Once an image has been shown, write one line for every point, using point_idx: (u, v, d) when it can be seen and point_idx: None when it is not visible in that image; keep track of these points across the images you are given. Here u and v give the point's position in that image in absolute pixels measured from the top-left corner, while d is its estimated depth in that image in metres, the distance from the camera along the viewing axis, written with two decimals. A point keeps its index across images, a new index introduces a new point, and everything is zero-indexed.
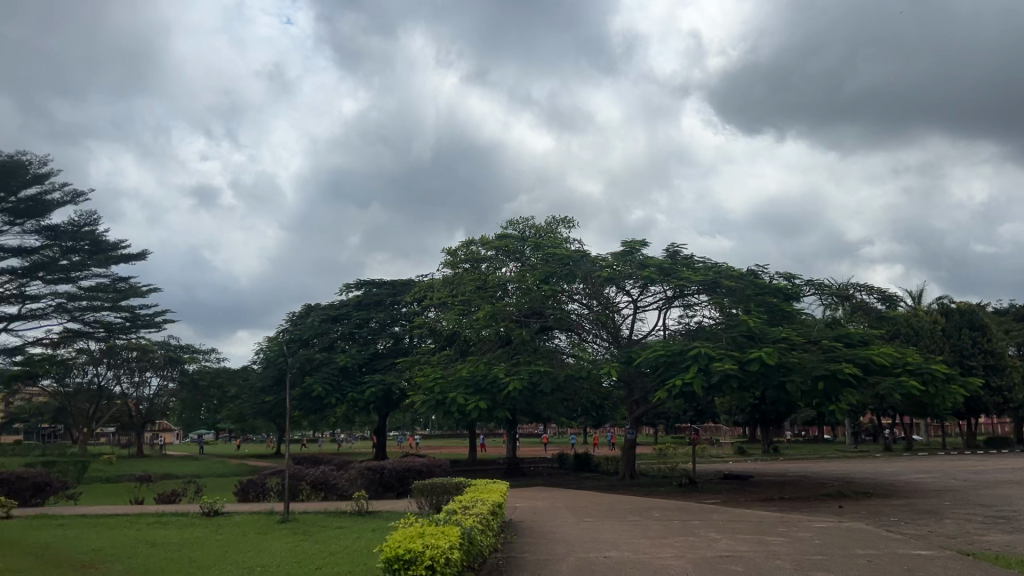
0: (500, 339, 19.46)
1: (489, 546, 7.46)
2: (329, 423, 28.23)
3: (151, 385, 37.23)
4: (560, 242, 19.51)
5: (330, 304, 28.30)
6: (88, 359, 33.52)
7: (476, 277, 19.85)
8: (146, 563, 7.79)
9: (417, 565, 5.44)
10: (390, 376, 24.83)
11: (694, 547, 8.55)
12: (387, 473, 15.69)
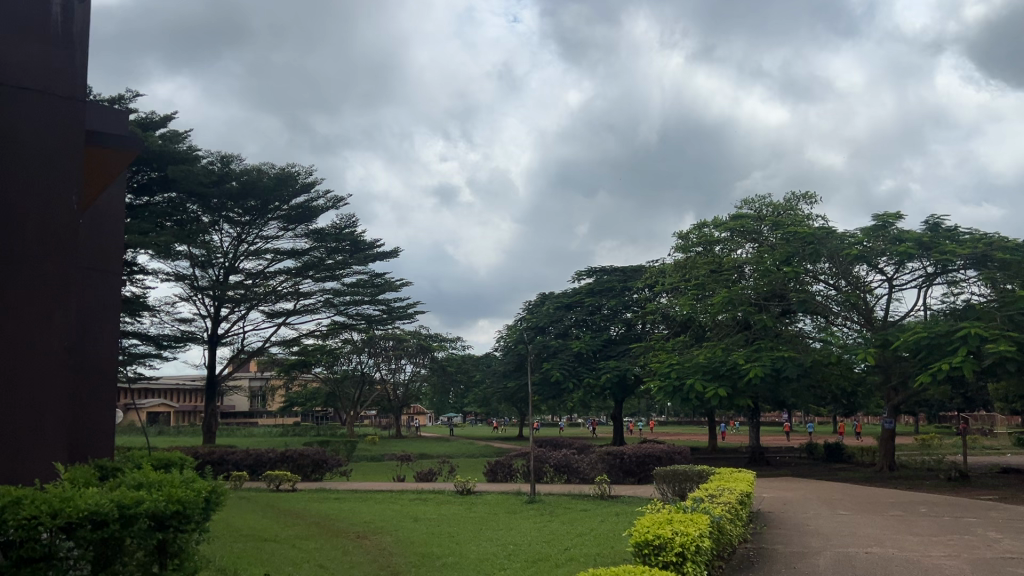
0: (740, 323, 18.83)
1: (740, 536, 7.29)
2: (568, 408, 28.87)
3: (404, 372, 40.19)
4: (802, 219, 18.45)
5: (563, 292, 28.84)
6: (349, 348, 36.85)
7: (711, 260, 19.33)
8: (411, 536, 8.43)
9: (666, 551, 5.43)
10: (625, 362, 24.91)
11: (972, 547, 7.77)
12: (627, 459, 15.78)
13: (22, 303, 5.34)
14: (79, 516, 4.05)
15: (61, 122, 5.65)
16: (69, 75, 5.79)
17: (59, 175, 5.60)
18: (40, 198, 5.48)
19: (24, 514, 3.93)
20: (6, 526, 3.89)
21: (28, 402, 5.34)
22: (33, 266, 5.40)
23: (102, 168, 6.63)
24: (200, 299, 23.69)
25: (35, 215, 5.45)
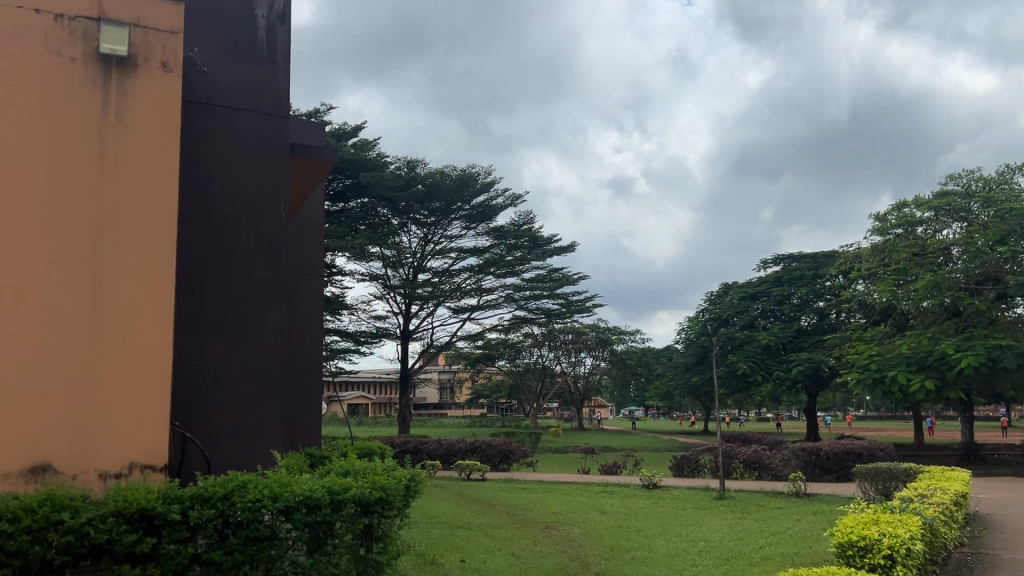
0: (947, 310, 17.41)
1: (955, 539, 6.74)
2: (755, 402, 27.90)
3: (586, 365, 40.41)
4: (1019, 194, 16.74)
5: (747, 282, 27.85)
6: (531, 342, 37.57)
7: (912, 243, 17.99)
8: (600, 528, 8.48)
9: (873, 553, 5.13)
10: (817, 353, 23.71)
11: None
12: (823, 455, 15.04)
13: (240, 305, 5.86)
14: (296, 501, 4.38)
15: (269, 137, 6.12)
16: (274, 93, 6.25)
17: (267, 185, 6.08)
18: (251, 208, 5.97)
19: (249, 497, 4.29)
20: (235, 508, 4.25)
21: (247, 395, 5.82)
22: (248, 271, 5.91)
23: (304, 178, 7.12)
24: (393, 297, 24.94)
25: (248, 224, 5.95)
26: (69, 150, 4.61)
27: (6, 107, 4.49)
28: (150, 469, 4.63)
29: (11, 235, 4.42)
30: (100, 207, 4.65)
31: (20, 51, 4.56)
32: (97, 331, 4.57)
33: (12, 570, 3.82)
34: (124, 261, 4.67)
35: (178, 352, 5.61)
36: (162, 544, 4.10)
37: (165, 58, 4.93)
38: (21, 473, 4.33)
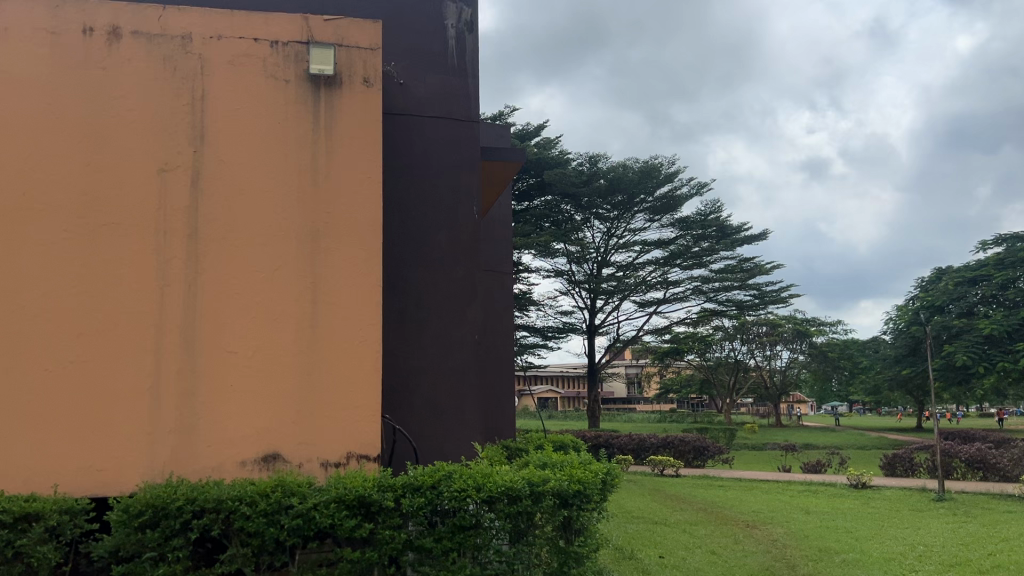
0: None
1: None
2: (976, 397, 25.48)
3: (781, 359, 38.73)
4: None
5: (964, 266, 25.50)
6: (722, 335, 36.53)
7: None
8: (805, 529, 8.10)
9: None
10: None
11: None
12: None
13: (440, 304, 6.13)
14: (498, 492, 4.51)
15: (461, 141, 6.36)
16: (464, 99, 6.47)
17: (461, 188, 6.32)
18: (447, 211, 6.24)
19: (455, 487, 4.46)
20: (442, 497, 4.45)
21: (448, 389, 6.07)
22: (446, 270, 6.17)
23: (495, 177, 7.25)
24: (579, 292, 25.09)
25: (445, 226, 6.22)
26: (287, 165, 5.04)
27: (235, 130, 5.00)
28: (365, 458, 4.93)
29: (243, 246, 4.91)
30: (315, 215, 5.03)
31: (245, 78, 5.05)
32: (315, 330, 4.95)
33: (253, 547, 4.24)
34: (336, 265, 5.02)
35: (386, 349, 5.97)
36: (378, 529, 4.38)
37: (366, 73, 5.21)
38: (257, 461, 4.80)
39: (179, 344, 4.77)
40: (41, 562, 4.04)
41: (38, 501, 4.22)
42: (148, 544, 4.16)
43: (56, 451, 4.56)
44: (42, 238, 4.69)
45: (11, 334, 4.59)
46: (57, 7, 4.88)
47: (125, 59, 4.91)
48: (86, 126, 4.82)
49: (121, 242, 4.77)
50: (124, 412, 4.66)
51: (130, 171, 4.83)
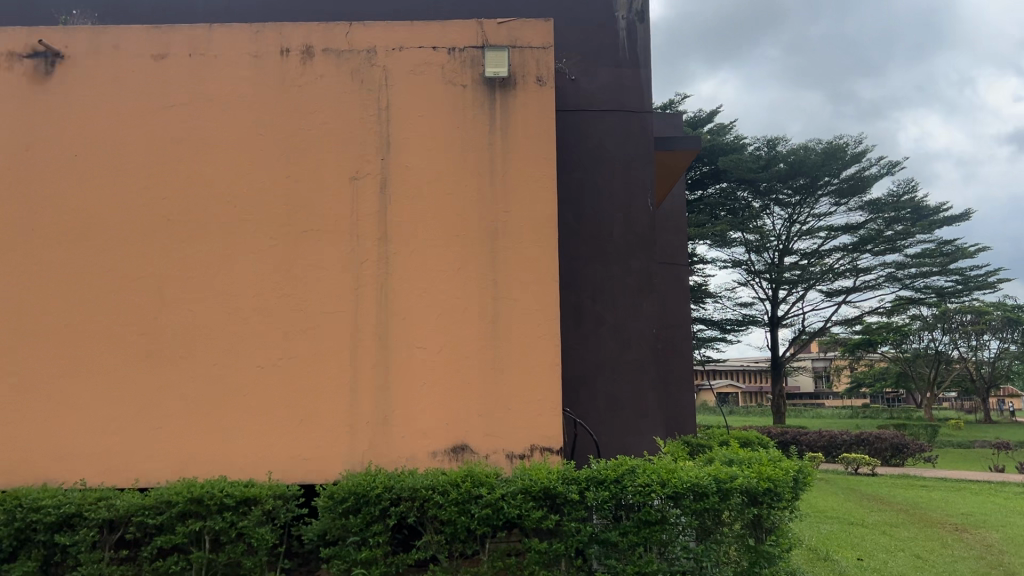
0: None
1: None
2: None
3: (990, 349, 35.50)
4: None
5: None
6: (919, 324, 34.02)
7: None
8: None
9: None
10: None
11: None
12: None
13: (617, 298, 6.12)
14: (684, 487, 4.42)
15: (634, 133, 6.30)
16: (637, 90, 6.40)
17: (636, 180, 6.27)
18: (622, 204, 6.22)
19: (640, 482, 4.42)
20: (627, 491, 4.43)
21: (628, 384, 6.05)
22: (622, 264, 6.15)
23: (670, 167, 7.12)
24: (758, 282, 24.19)
25: (620, 219, 6.20)
26: (467, 167, 5.21)
27: (417, 136, 5.23)
28: (549, 451, 4.98)
29: (428, 246, 5.14)
30: (494, 214, 5.17)
31: (425, 86, 5.27)
32: (497, 325, 5.08)
33: (446, 535, 4.42)
34: (515, 261, 5.13)
35: (565, 344, 6.04)
36: (563, 521, 4.43)
37: (539, 72, 5.28)
38: (446, 452, 5.00)
39: (372, 341, 5.05)
40: (260, 542, 4.40)
41: (256, 486, 4.60)
42: (351, 529, 4.43)
43: (269, 440, 4.97)
44: (251, 245, 5.11)
45: (228, 333, 5.05)
46: (258, 32, 5.30)
47: (317, 76, 5.26)
48: (286, 140, 5.21)
49: (319, 247, 5.12)
50: (325, 404, 5.00)
51: (324, 180, 5.17)
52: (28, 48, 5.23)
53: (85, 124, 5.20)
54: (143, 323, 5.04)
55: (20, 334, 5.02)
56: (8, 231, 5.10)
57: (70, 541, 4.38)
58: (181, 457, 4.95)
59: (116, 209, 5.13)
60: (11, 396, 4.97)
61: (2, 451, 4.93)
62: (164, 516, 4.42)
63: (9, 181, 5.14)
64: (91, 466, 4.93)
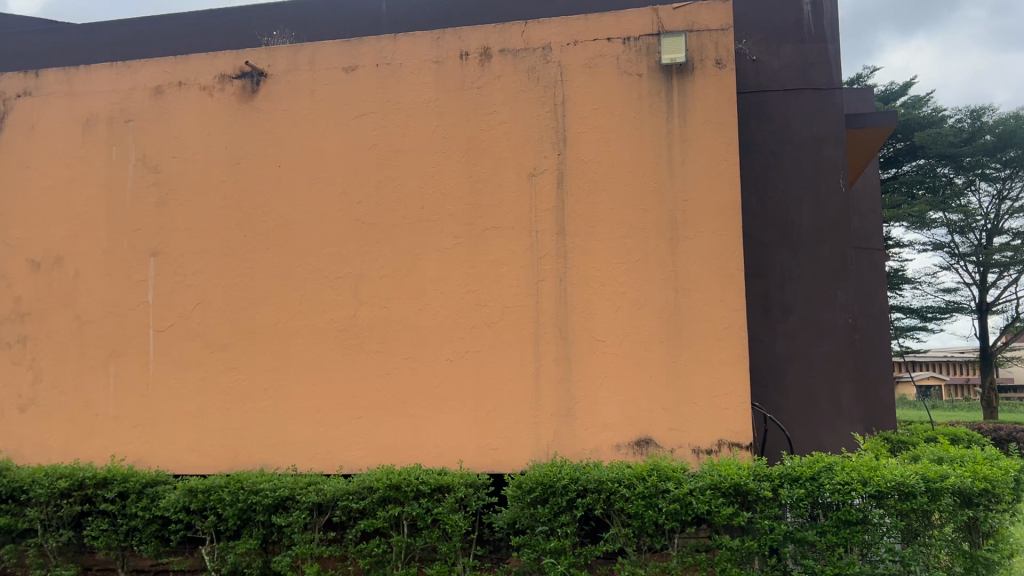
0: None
1: None
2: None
3: None
4: None
5: None
6: None
7: None
8: None
9: None
10: None
11: None
12: None
13: (807, 286, 5.85)
14: (888, 486, 4.13)
15: (822, 112, 5.97)
16: (824, 66, 6.05)
17: (825, 161, 5.95)
18: (810, 188, 5.93)
19: (838, 479, 4.18)
20: (824, 489, 4.19)
21: (822, 377, 5.75)
22: (812, 250, 5.87)
23: (862, 145, 6.68)
24: (963, 266, 22.26)
25: (808, 204, 5.91)
26: (645, 157, 5.15)
27: (594, 130, 5.23)
28: (738, 446, 4.82)
29: (607, 239, 5.13)
30: (674, 203, 5.07)
31: (601, 79, 5.26)
32: (680, 317, 4.99)
33: (634, 528, 4.38)
34: (697, 250, 5.00)
35: (751, 336, 5.85)
36: (756, 518, 4.26)
37: (718, 55, 5.12)
38: (631, 445, 4.97)
39: (554, 335, 5.11)
40: (454, 529, 4.56)
41: (448, 475, 4.78)
42: (540, 519, 4.50)
43: (458, 431, 5.17)
44: (437, 244, 5.32)
45: (418, 328, 5.28)
46: (438, 38, 5.49)
47: (495, 76, 5.38)
48: (467, 141, 5.37)
49: (500, 243, 5.24)
50: (511, 397, 5.12)
51: (504, 178, 5.29)
52: (237, 70, 5.72)
53: (286, 137, 5.61)
54: (341, 320, 5.38)
55: (237, 332, 5.50)
56: (224, 238, 5.60)
57: (285, 522, 4.75)
58: (379, 446, 5.24)
59: (315, 214, 5.50)
60: (231, 388, 5.47)
61: (225, 439, 5.43)
62: (366, 501, 4.70)
63: (224, 193, 5.64)
64: (300, 453, 5.32)
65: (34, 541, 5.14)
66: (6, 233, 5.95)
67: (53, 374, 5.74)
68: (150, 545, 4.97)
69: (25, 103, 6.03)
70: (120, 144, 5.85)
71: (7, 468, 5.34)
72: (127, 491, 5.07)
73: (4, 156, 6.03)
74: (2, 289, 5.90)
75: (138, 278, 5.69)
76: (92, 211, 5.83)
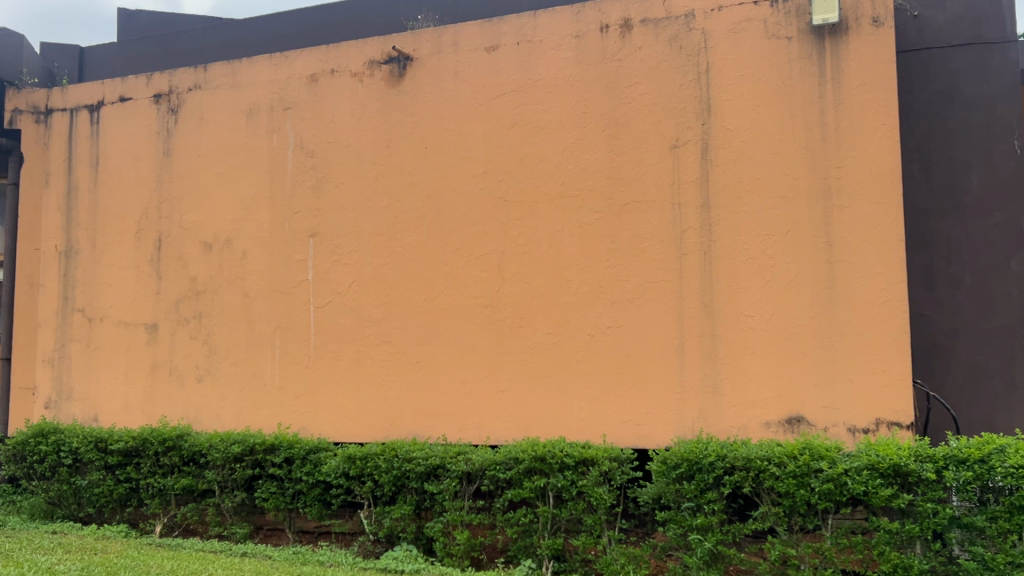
0: None
1: None
2: None
3: None
4: None
5: None
6: None
7: None
8: None
9: None
10: None
11: None
12: None
13: (977, 256, 5.44)
14: None
15: (993, 68, 5.53)
16: (996, 17, 5.59)
17: (996, 121, 5.50)
18: (980, 150, 5.51)
19: (1011, 462, 3.87)
20: (995, 473, 3.90)
21: (993, 353, 5.36)
22: (982, 217, 5.46)
23: None
24: None
25: (977, 167, 5.50)
26: (795, 124, 4.95)
27: (740, 97, 5.07)
28: (897, 426, 4.59)
29: (754, 210, 4.97)
30: (826, 171, 4.85)
31: (747, 44, 5.08)
32: (833, 290, 4.78)
33: (784, 507, 4.26)
34: (853, 220, 4.77)
35: (913, 309, 5.54)
36: (917, 501, 4.05)
37: (875, 12, 4.83)
38: (781, 423, 4.84)
39: (699, 310, 5.03)
40: (599, 501, 4.61)
41: (593, 448, 4.81)
42: (686, 495, 4.46)
43: (602, 406, 5.19)
44: (579, 219, 5.33)
45: (561, 304, 5.33)
46: (579, 13, 5.48)
47: (636, 48, 5.31)
48: (608, 115, 5.34)
49: (643, 217, 5.19)
50: (655, 372, 5.09)
51: (646, 150, 5.22)
52: (385, 55, 5.94)
53: (432, 118, 5.77)
54: (487, 296, 5.51)
55: (389, 308, 5.75)
56: (376, 218, 5.85)
57: (437, 489, 4.96)
58: (525, 419, 5.35)
59: (460, 193, 5.64)
60: (385, 361, 5.73)
61: (380, 409, 5.71)
62: (513, 471, 4.83)
63: (375, 175, 5.88)
64: (450, 423, 5.52)
65: (212, 500, 5.62)
66: (182, 218, 6.46)
67: (225, 348, 6.21)
68: (314, 507, 5.32)
69: (196, 96, 6.50)
70: (279, 131, 6.20)
71: (188, 432, 5.80)
72: (293, 456, 5.43)
73: (179, 146, 6.53)
74: (180, 269, 6.42)
75: (298, 257, 6.04)
76: (256, 196, 6.22)
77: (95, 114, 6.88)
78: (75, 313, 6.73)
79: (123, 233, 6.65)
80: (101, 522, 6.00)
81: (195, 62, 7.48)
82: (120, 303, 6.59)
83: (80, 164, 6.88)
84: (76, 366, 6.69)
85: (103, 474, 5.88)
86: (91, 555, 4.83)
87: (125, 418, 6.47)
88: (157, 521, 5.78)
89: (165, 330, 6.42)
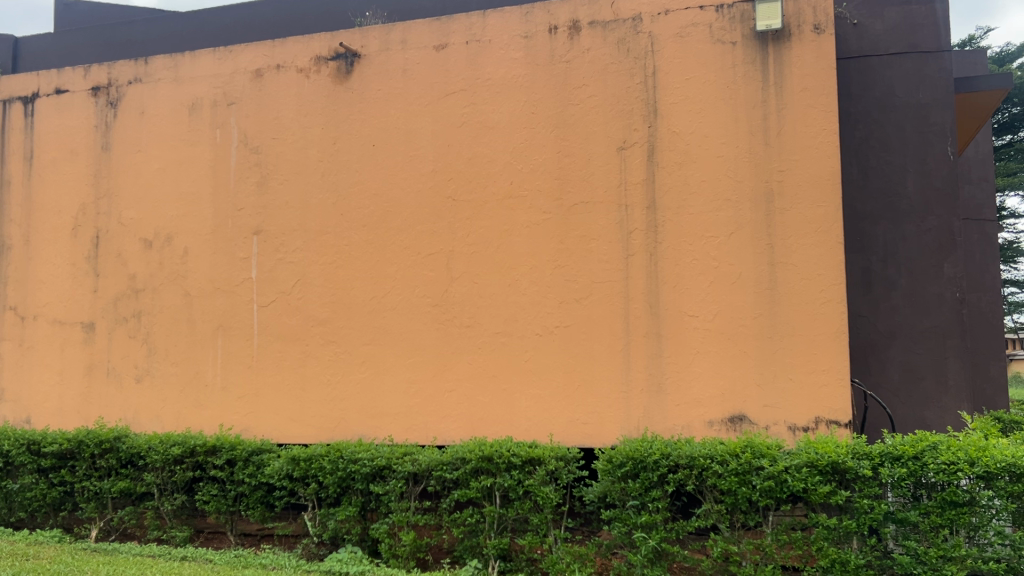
0: None
1: None
2: None
3: None
4: None
5: None
6: None
7: None
8: None
9: None
10: None
11: None
12: None
13: (912, 259, 5.61)
14: (998, 468, 3.90)
15: (928, 76, 5.69)
16: (931, 27, 5.75)
17: (931, 128, 5.67)
18: (915, 156, 5.68)
19: (943, 459, 3.99)
20: (928, 469, 4.01)
21: (927, 353, 5.53)
22: (917, 222, 5.63)
23: (972, 108, 6.34)
24: None
25: (913, 173, 5.67)
26: (739, 128, 5.03)
27: (687, 100, 5.13)
28: (836, 424, 4.70)
29: (699, 212, 5.04)
30: (769, 175, 4.94)
31: (692, 49, 5.16)
32: (775, 293, 4.87)
33: (727, 505, 4.32)
34: (794, 223, 4.87)
35: (851, 311, 5.71)
36: (855, 497, 4.14)
37: (817, 20, 4.94)
38: (723, 421, 4.92)
39: (644, 309, 5.08)
40: (545, 500, 4.62)
41: (540, 447, 4.82)
42: (631, 493, 4.49)
43: (550, 405, 5.21)
44: (527, 219, 5.34)
45: (509, 303, 5.33)
46: (528, 13, 5.50)
47: (585, 50, 5.35)
48: (557, 116, 5.36)
49: (590, 218, 5.22)
50: (602, 372, 5.12)
51: (595, 152, 5.26)
52: (332, 52, 5.87)
53: (379, 116, 5.73)
54: (435, 296, 5.49)
55: (334, 307, 5.69)
56: (322, 216, 5.77)
57: (382, 490, 4.91)
58: (472, 419, 5.34)
59: (408, 192, 5.61)
60: (330, 361, 5.66)
61: (326, 410, 5.64)
62: (459, 471, 4.81)
63: (321, 172, 5.81)
64: (396, 424, 5.48)
65: (151, 503, 5.48)
66: (121, 213, 6.29)
67: (165, 347, 6.06)
68: (257, 510, 5.22)
69: (136, 89, 6.34)
70: (223, 126, 6.08)
71: (126, 434, 5.65)
72: (235, 458, 5.32)
73: (118, 140, 6.36)
74: (118, 266, 6.25)
75: (241, 256, 5.93)
76: (199, 192, 6.09)
77: (29, 107, 6.66)
78: (8, 312, 6.52)
79: (58, 229, 6.45)
80: (33, 527, 5.81)
81: (135, 53, 7.30)
82: (55, 301, 6.39)
83: (14, 158, 6.66)
84: (8, 366, 6.48)
85: (36, 477, 5.70)
86: (23, 560, 4.68)
87: (60, 420, 6.28)
88: (92, 526, 5.62)
89: (102, 329, 6.25)
